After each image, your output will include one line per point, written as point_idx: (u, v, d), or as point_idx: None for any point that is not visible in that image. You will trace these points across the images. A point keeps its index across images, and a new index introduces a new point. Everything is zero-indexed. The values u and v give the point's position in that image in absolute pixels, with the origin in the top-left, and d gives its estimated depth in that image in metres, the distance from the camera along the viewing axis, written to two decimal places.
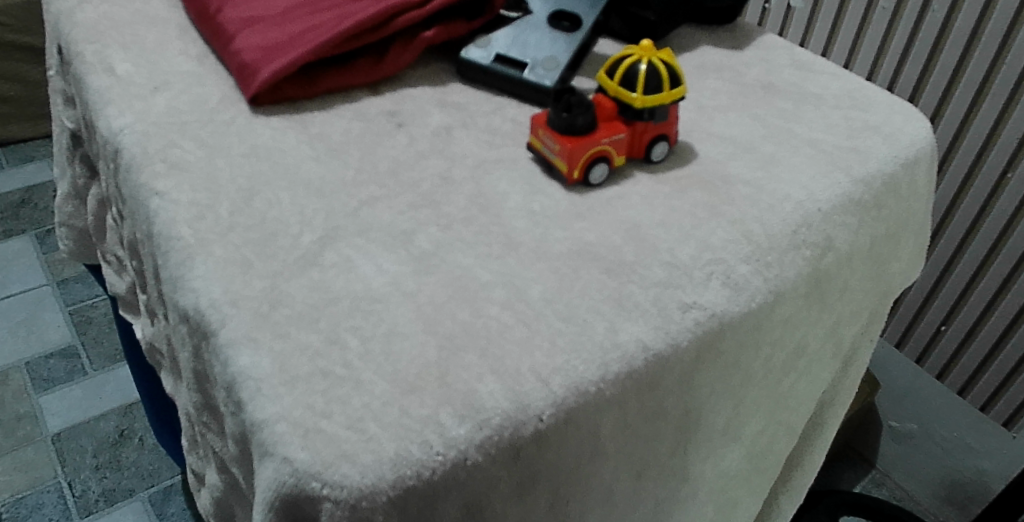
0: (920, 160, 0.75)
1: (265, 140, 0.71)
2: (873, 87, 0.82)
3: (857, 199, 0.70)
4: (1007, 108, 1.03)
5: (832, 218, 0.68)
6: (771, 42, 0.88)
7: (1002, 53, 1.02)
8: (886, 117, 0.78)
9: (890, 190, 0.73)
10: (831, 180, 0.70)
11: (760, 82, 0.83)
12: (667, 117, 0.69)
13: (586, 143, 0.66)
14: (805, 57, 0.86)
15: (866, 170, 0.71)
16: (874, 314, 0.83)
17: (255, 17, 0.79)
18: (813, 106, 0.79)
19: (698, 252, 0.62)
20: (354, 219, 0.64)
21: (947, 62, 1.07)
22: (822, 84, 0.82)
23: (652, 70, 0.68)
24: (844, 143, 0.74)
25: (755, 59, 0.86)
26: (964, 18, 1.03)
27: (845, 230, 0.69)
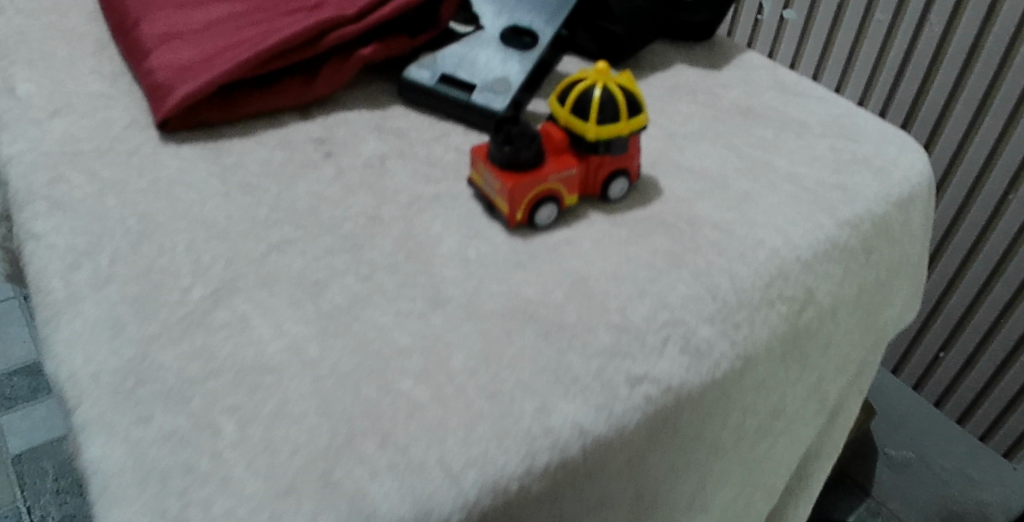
0: (914, 198, 0.67)
1: (170, 173, 0.62)
2: (863, 113, 0.73)
3: (842, 245, 0.61)
4: (1007, 129, 0.95)
5: (812, 268, 0.59)
6: (751, 61, 0.80)
7: (1000, 71, 0.93)
8: (877, 148, 0.69)
9: (879, 234, 0.64)
10: (812, 224, 0.61)
11: (738, 106, 0.74)
12: (626, 150, 0.61)
13: (530, 181, 0.57)
14: (788, 78, 0.77)
15: (852, 212, 0.63)
16: (863, 363, 0.75)
17: (174, 32, 0.70)
18: (796, 135, 0.70)
19: (653, 311, 0.53)
20: (258, 268, 0.56)
21: (943, 80, 0.98)
22: (807, 109, 0.73)
23: (607, 97, 0.59)
24: (829, 179, 0.65)
25: (733, 81, 0.77)
26: (947, 62, 0.97)
27: (827, 282, 0.61)
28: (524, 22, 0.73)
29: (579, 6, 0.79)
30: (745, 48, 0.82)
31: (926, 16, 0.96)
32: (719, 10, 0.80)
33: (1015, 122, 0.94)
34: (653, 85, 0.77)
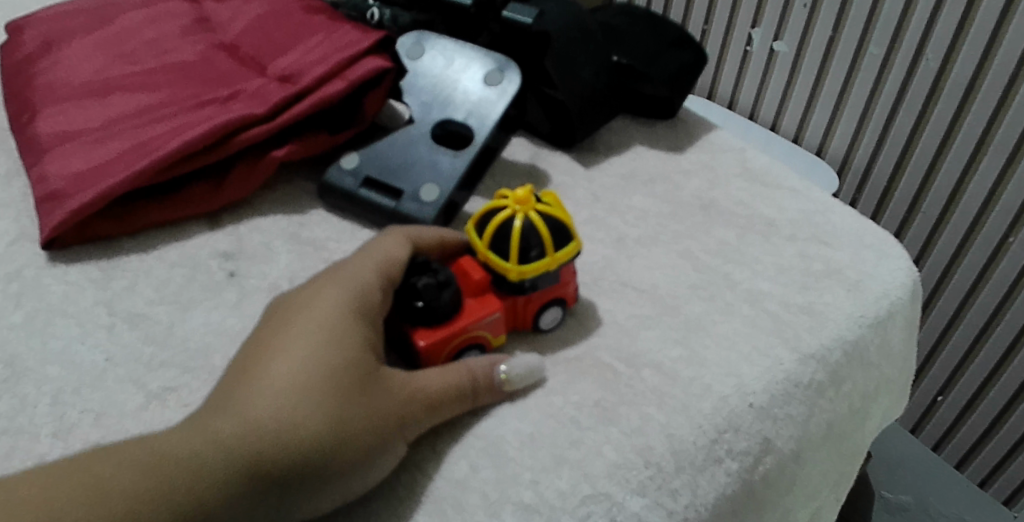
0: (892, 316, 0.61)
1: (52, 301, 0.57)
2: (838, 209, 0.67)
3: (805, 383, 0.56)
4: (1000, 182, 0.81)
5: (770, 413, 0.54)
6: (718, 142, 0.73)
7: (997, 116, 0.78)
8: (853, 255, 0.63)
9: (852, 363, 0.58)
10: (771, 361, 0.55)
11: (699, 200, 0.67)
12: (557, 281, 0.54)
13: (444, 338, 0.51)
14: (758, 165, 0.71)
15: (817, 343, 0.57)
16: (841, 480, 0.66)
17: (71, 130, 0.64)
18: (762, 237, 0.64)
19: (571, 486, 0.48)
20: (128, 425, 0.50)
21: (932, 135, 0.83)
22: (778, 205, 0.67)
23: (530, 228, 0.52)
24: (795, 299, 0.59)
25: (696, 166, 0.71)
26: (941, 105, 0.81)
27: (789, 426, 0.55)
28: (460, 114, 0.65)
29: (524, 72, 0.70)
30: (713, 126, 0.75)
31: (921, 51, 0.81)
32: (680, 87, 0.73)
33: (1011, 175, 0.80)
34: (607, 171, 0.70)
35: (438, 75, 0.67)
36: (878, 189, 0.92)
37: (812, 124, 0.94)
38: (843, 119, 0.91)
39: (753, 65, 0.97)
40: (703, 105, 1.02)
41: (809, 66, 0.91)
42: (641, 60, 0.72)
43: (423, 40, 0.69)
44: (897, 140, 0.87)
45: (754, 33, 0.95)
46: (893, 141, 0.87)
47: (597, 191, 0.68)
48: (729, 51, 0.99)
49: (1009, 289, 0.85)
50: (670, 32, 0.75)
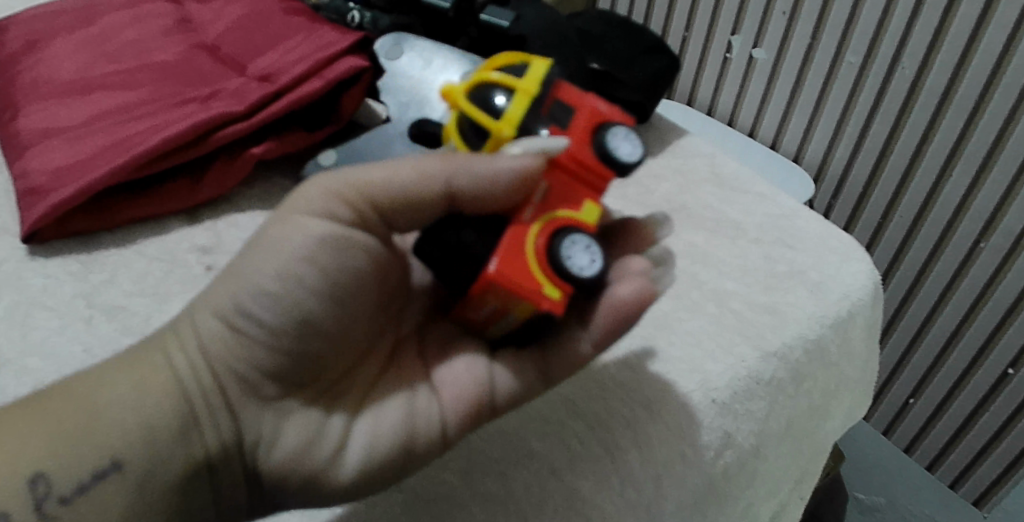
0: (854, 317, 0.63)
1: (31, 293, 0.58)
2: (804, 213, 0.69)
3: (766, 380, 0.58)
4: (971, 191, 0.83)
5: (731, 408, 0.56)
6: (689, 147, 0.75)
7: (971, 123, 0.80)
8: (817, 258, 0.65)
9: (813, 362, 0.60)
10: (735, 357, 0.57)
11: (669, 203, 0.69)
12: (570, 107, 0.45)
13: (514, 253, 0.43)
14: (729, 169, 0.73)
15: (779, 341, 0.59)
16: (804, 473, 0.69)
17: (54, 127, 0.65)
18: (730, 239, 0.66)
19: (539, 479, 0.50)
20: None
21: (906, 142, 0.85)
22: (744, 208, 0.69)
23: (490, 85, 0.46)
24: (760, 299, 0.61)
25: (667, 171, 0.73)
26: (916, 114, 0.83)
27: (749, 421, 0.57)
28: (436, 116, 0.66)
29: None
30: (685, 131, 0.77)
31: (897, 60, 0.83)
32: (652, 92, 0.74)
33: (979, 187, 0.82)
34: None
35: (415, 76, 0.68)
36: (855, 193, 0.94)
37: (789, 129, 0.97)
38: (821, 125, 0.93)
39: (732, 70, 0.99)
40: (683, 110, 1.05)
41: (786, 73, 0.93)
42: (615, 63, 0.72)
43: (401, 42, 0.71)
44: (873, 146, 0.89)
45: (733, 40, 0.97)
46: (868, 147, 0.89)
47: None
48: (709, 58, 1.02)
49: (978, 295, 0.87)
50: (645, 39, 0.75)
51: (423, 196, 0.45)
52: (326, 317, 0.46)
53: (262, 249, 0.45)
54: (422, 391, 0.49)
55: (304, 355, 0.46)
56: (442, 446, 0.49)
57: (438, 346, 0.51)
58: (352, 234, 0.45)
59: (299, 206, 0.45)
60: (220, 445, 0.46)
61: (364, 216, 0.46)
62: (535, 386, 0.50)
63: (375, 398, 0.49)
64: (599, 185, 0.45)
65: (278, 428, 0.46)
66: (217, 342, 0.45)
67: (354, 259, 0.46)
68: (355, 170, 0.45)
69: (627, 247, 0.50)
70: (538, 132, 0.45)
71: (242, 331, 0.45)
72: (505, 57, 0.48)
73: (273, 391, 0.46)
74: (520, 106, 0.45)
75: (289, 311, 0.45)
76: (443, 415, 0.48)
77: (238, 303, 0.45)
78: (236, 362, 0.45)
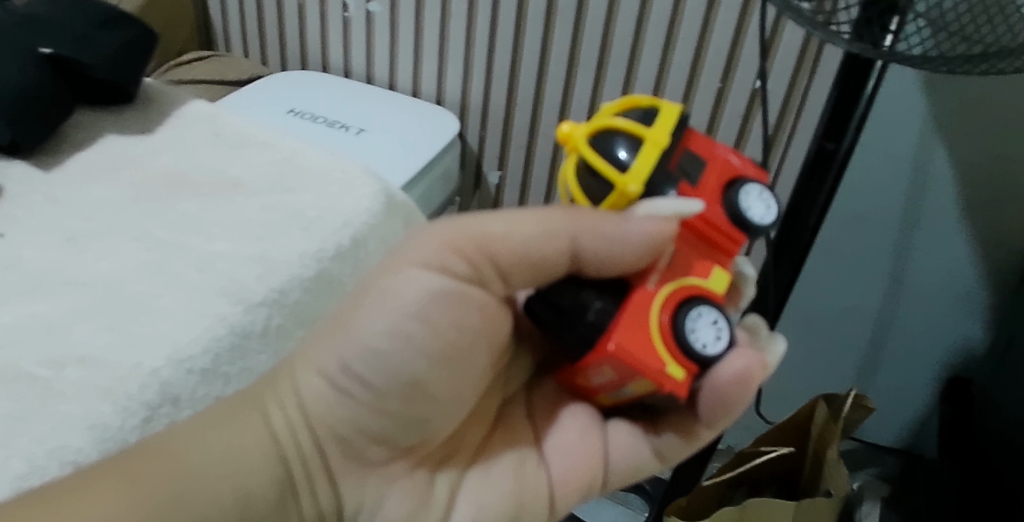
0: (353, 242, 0.72)
1: None
2: (302, 154, 0.79)
3: (259, 330, 0.65)
4: (595, 94, 0.94)
5: (219, 372, 0.63)
6: (192, 113, 0.83)
7: (575, 38, 0.91)
8: (314, 194, 0.75)
9: (320, 298, 0.70)
10: (221, 311, 0.65)
11: (169, 177, 0.77)
12: (700, 166, 0.43)
13: (637, 314, 0.42)
14: (234, 130, 0.81)
15: (264, 289, 0.67)
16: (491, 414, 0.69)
17: None
18: (226, 200, 0.75)
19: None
20: None
21: (529, 65, 0.95)
22: (246, 163, 0.78)
23: (608, 133, 0.42)
24: (247, 251, 0.70)
25: (167, 146, 0.80)
26: (530, 33, 0.92)
27: (251, 376, 0.65)
28: None
29: None
30: (187, 98, 0.85)
31: None
32: (121, 69, 0.79)
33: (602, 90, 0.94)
34: (70, 168, 0.76)
35: None
36: (499, 121, 1.02)
37: (423, 74, 1.03)
38: (450, 64, 1.00)
39: (354, 29, 1.04)
40: (315, 75, 1.06)
41: (404, 15, 0.99)
42: (67, 47, 0.76)
43: None
44: (502, 72, 0.97)
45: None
46: (498, 75, 0.98)
47: (60, 189, 0.74)
48: (329, 20, 1.05)
49: None
50: (97, 14, 0.80)
51: (547, 255, 0.45)
52: (439, 381, 0.47)
53: (369, 302, 0.46)
54: (532, 455, 0.54)
55: (413, 422, 0.47)
56: (545, 501, 0.53)
57: (548, 406, 0.55)
58: (464, 291, 0.46)
59: (411, 259, 0.46)
60: (318, 514, 0.47)
61: (479, 270, 0.46)
62: (642, 449, 0.53)
63: (485, 457, 0.53)
64: (729, 248, 0.43)
65: (381, 493, 0.48)
66: (321, 401, 0.46)
67: (469, 318, 0.46)
68: (477, 223, 0.46)
69: (736, 310, 0.49)
70: (667, 192, 0.42)
71: (344, 389, 0.46)
72: (620, 101, 0.44)
73: (379, 455, 0.48)
74: (647, 162, 0.41)
75: (399, 373, 0.45)
76: (550, 484, 0.53)
77: (345, 362, 0.45)
78: (339, 422, 0.46)
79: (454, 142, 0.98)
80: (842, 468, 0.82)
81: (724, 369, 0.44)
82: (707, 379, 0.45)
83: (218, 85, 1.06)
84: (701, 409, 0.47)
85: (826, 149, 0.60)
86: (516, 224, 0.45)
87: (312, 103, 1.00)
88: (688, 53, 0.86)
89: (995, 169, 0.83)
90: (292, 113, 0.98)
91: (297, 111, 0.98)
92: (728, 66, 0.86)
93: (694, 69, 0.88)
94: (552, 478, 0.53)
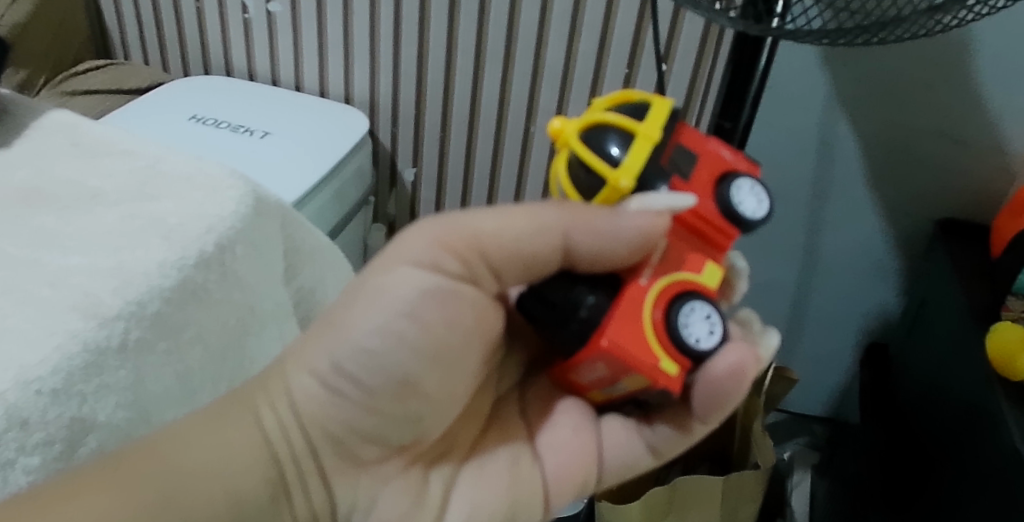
0: (225, 247, 0.64)
1: None
2: (171, 157, 0.68)
3: (115, 346, 0.56)
4: (504, 84, 0.98)
5: (73, 392, 0.54)
6: (52, 122, 0.71)
7: (481, 30, 0.94)
8: (177, 200, 0.65)
9: (186, 307, 0.61)
10: (71, 327, 0.55)
11: (21, 190, 0.65)
12: (693, 161, 0.43)
13: (630, 306, 0.42)
14: (91, 137, 0.69)
15: (119, 302, 0.57)
16: None
17: None
18: (84, 211, 0.64)
19: None
20: None
21: (436, 57, 0.97)
22: (105, 172, 0.67)
23: (603, 128, 0.42)
24: (103, 265, 0.59)
25: (22, 158, 0.68)
26: (436, 26, 0.95)
27: (109, 395, 0.55)
28: None
29: None
30: (51, 107, 0.72)
31: None
32: None
33: (510, 81, 0.97)
34: None
35: None
36: (411, 113, 1.04)
37: (330, 70, 1.04)
38: (357, 61, 1.02)
39: (255, 30, 1.04)
40: (222, 80, 1.05)
41: (306, 14, 1.00)
42: None
43: None
44: (410, 67, 1.00)
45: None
46: (406, 70, 1.00)
47: None
48: (229, 21, 1.05)
49: (547, 167, 1.02)
50: None
51: (539, 251, 0.46)
52: (431, 380, 0.48)
53: (362, 302, 0.47)
54: (526, 452, 0.54)
55: (404, 420, 0.48)
56: (539, 499, 0.53)
57: (540, 403, 0.55)
58: (457, 289, 0.47)
59: (403, 257, 0.47)
60: (310, 511, 0.48)
61: (469, 268, 0.47)
62: (636, 445, 0.53)
63: (480, 455, 0.54)
64: (722, 242, 0.44)
65: (374, 493, 0.50)
66: (312, 402, 0.47)
67: (462, 315, 0.48)
68: (469, 221, 0.47)
69: (729, 302, 0.49)
70: (658, 188, 0.42)
71: (337, 390, 0.47)
72: (609, 96, 0.44)
73: (372, 454, 0.49)
74: (639, 158, 0.41)
75: (392, 373, 0.47)
76: (545, 480, 0.54)
77: (337, 363, 0.46)
78: (333, 422, 0.48)
79: (365, 137, 1.00)
80: (768, 442, 0.85)
81: (718, 364, 0.44)
82: (700, 373, 0.45)
83: (115, 95, 1.03)
84: (695, 402, 0.47)
85: (724, 127, 0.66)
86: (507, 219, 0.46)
87: (214, 108, 0.99)
88: (594, 42, 0.90)
89: (901, 132, 0.84)
90: (194, 118, 0.96)
91: (200, 117, 0.96)
92: (634, 48, 0.90)
93: (601, 56, 0.92)
94: (547, 476, 0.54)
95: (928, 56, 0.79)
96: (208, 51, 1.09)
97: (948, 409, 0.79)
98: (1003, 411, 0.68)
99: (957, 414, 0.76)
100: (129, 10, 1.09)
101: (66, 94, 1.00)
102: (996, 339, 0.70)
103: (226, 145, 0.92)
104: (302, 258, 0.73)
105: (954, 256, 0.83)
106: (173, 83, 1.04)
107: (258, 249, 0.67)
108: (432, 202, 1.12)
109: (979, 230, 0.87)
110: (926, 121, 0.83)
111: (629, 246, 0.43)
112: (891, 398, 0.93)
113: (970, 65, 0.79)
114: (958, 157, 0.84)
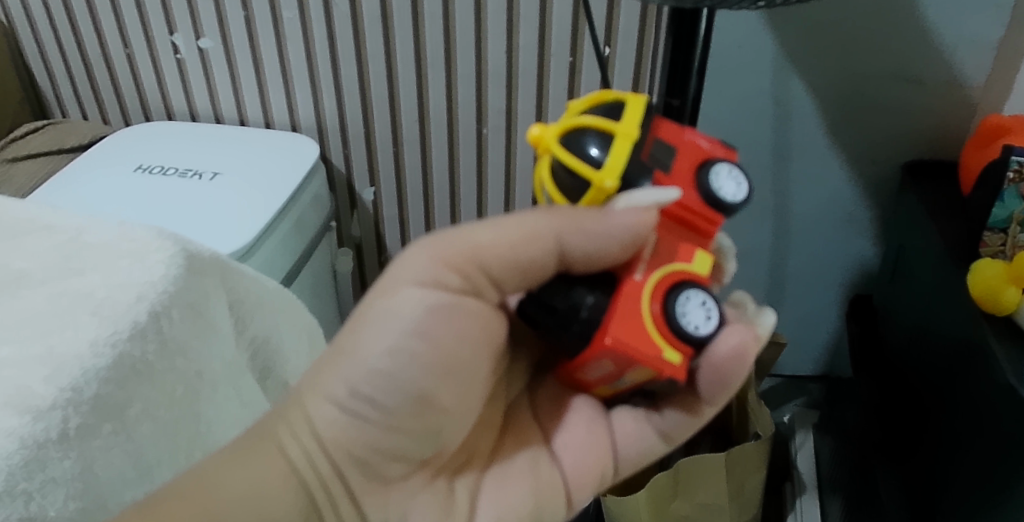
0: (161, 313, 0.63)
1: None
2: (96, 224, 0.68)
3: (55, 437, 0.56)
4: (450, 88, 0.98)
5: (17, 491, 0.53)
6: None
7: (418, 39, 0.95)
8: (104, 273, 0.64)
9: (128, 385, 0.60)
10: (6, 426, 0.54)
11: None
12: (671, 151, 0.44)
13: (630, 300, 0.43)
14: (10, 215, 0.69)
15: (54, 391, 0.57)
16: None
17: None
18: (10, 296, 0.63)
19: None
20: None
21: (377, 71, 0.97)
22: (29, 251, 0.66)
23: (579, 132, 0.43)
24: (33, 350, 0.59)
25: None
26: (371, 41, 0.95)
27: (56, 488, 0.55)
28: None
29: None
30: None
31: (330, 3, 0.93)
32: None
33: (455, 87, 0.98)
34: None
35: None
36: (360, 133, 1.04)
37: (273, 100, 1.04)
38: (297, 87, 1.02)
39: (190, 68, 1.03)
40: (163, 126, 1.05)
41: (239, 46, 0.99)
42: None
43: None
44: (352, 86, 1.00)
45: (175, 38, 1.01)
46: (348, 90, 1.00)
47: None
48: (161, 63, 1.04)
49: (505, 164, 1.03)
50: None
51: (536, 258, 0.46)
52: (446, 392, 0.48)
53: (368, 325, 0.47)
54: (545, 454, 0.55)
55: (425, 435, 0.49)
56: (562, 498, 0.54)
57: (551, 405, 0.55)
58: (462, 302, 0.48)
59: (406, 278, 0.47)
60: None
61: (469, 280, 0.48)
62: (648, 434, 0.54)
63: (500, 462, 0.54)
64: (708, 230, 0.44)
65: (404, 508, 0.50)
66: (333, 427, 0.47)
67: (468, 328, 0.48)
68: (464, 235, 0.48)
69: (721, 285, 0.50)
70: (643, 184, 0.43)
71: (357, 414, 0.47)
72: (586, 97, 0.45)
73: (397, 472, 0.49)
74: (620, 156, 0.42)
75: (407, 391, 0.47)
76: (567, 478, 0.54)
77: (353, 386, 0.47)
78: (356, 445, 0.48)
79: (316, 165, 0.99)
80: (764, 409, 0.87)
81: (721, 346, 0.45)
82: (704, 358, 0.46)
83: (57, 154, 1.01)
84: (702, 386, 0.47)
85: (673, 105, 0.67)
86: (500, 230, 0.47)
87: (159, 156, 0.98)
88: (533, 35, 0.91)
89: (852, 81, 0.86)
90: (139, 168, 0.95)
91: (146, 166, 0.96)
92: (573, 38, 0.91)
93: (542, 49, 0.93)
94: (567, 474, 0.54)
95: (873, 4, 0.81)
96: (145, 96, 1.08)
97: (938, 348, 0.80)
98: (991, 345, 0.69)
99: (946, 354, 0.78)
100: (58, 65, 1.08)
101: (8, 160, 0.99)
102: (977, 277, 0.71)
103: (169, 196, 0.91)
104: (251, 306, 0.72)
105: (924, 199, 0.84)
106: (114, 135, 1.03)
107: (195, 311, 0.66)
108: (395, 218, 1.12)
109: (944, 168, 0.88)
110: (877, 68, 0.84)
111: (621, 242, 0.43)
112: (879, 346, 0.95)
113: (913, 6, 0.80)
114: (914, 96, 0.86)
